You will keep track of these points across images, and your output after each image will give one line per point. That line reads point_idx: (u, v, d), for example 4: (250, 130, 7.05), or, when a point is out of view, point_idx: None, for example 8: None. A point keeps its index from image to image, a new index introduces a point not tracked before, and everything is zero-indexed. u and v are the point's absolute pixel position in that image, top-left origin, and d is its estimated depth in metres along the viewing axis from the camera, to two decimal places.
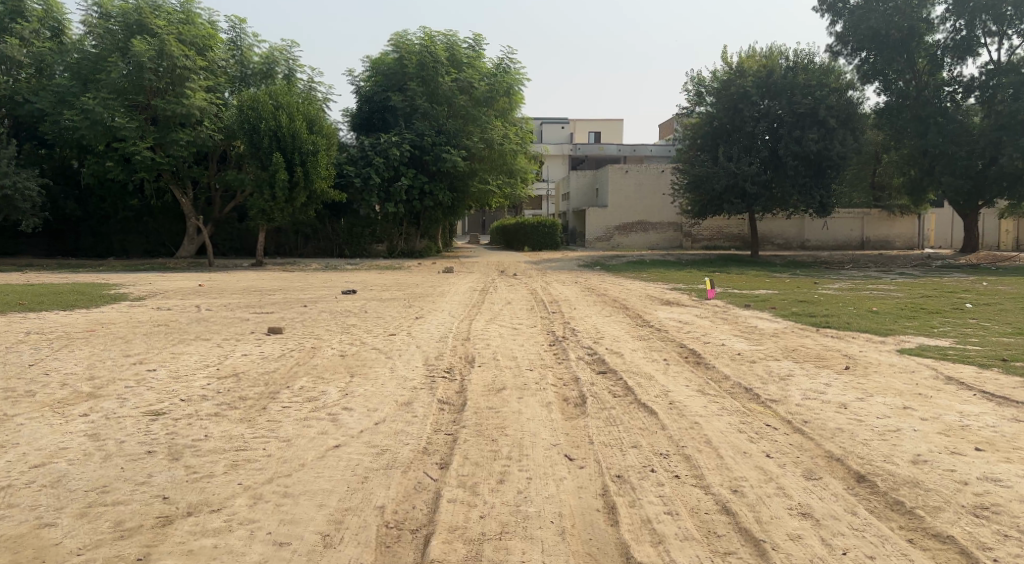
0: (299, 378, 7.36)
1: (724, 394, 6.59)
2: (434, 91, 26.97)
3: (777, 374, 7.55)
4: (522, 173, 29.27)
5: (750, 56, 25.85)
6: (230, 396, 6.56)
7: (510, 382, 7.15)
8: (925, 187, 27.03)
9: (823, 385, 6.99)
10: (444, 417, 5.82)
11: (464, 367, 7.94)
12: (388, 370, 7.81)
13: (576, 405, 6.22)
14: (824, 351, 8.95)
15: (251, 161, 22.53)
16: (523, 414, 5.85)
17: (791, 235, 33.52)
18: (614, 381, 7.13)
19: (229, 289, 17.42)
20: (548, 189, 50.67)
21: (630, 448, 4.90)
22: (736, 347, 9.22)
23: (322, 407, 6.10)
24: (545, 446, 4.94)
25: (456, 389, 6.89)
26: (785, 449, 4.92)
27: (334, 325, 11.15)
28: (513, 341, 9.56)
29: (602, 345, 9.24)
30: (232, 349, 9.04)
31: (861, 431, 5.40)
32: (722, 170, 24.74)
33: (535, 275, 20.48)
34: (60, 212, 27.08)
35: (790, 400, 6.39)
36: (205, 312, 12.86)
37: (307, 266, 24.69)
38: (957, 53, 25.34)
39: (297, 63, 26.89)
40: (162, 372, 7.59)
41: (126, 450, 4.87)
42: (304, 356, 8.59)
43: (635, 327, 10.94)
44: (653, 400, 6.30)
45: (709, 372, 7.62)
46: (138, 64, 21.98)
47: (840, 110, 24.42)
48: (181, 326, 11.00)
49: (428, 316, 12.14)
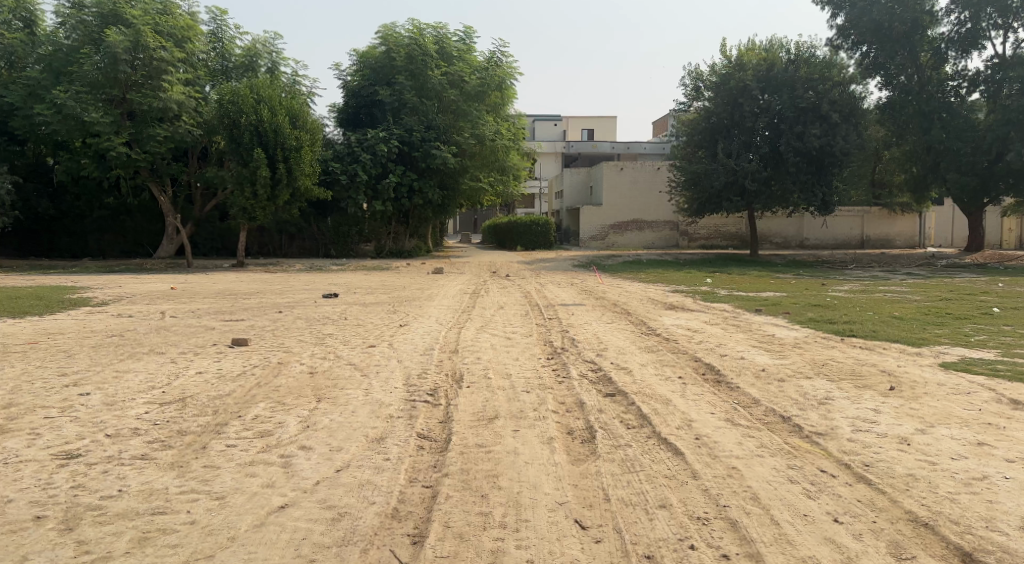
0: (256, 405, 6.25)
1: (760, 426, 5.51)
2: (423, 85, 25.82)
3: (813, 397, 6.48)
4: (515, 171, 28.14)
5: (751, 49, 24.68)
6: (169, 430, 5.47)
7: (504, 409, 6.04)
8: (929, 184, 26.09)
9: (872, 412, 5.94)
10: (423, 460, 4.75)
11: (450, 389, 6.87)
12: (362, 393, 6.72)
13: (584, 441, 5.13)
14: (857, 367, 7.87)
15: (232, 157, 21.36)
16: (519, 454, 4.79)
17: (790, 234, 32.54)
18: (626, 408, 6.06)
19: (203, 292, 16.28)
20: (541, 187, 49.62)
21: (658, 509, 3.92)
22: (758, 361, 8.14)
23: (275, 446, 5.01)
24: (549, 506, 3.94)
25: (439, 419, 5.80)
26: (855, 509, 3.92)
27: (308, 335, 10.04)
28: (506, 355, 8.48)
29: (606, 359, 8.19)
30: (185, 366, 7.93)
31: (940, 479, 4.35)
32: (721, 167, 23.77)
33: (529, 276, 19.39)
34: (33, 211, 25.76)
35: (839, 434, 5.32)
36: (170, 320, 11.71)
37: (290, 268, 23.46)
38: (963, 46, 24.33)
39: (281, 56, 25.67)
40: (97, 397, 6.48)
41: (7, 516, 3.82)
42: (267, 375, 7.49)
43: (640, 337, 9.86)
44: (675, 435, 5.24)
45: (734, 395, 6.56)
46: (112, 56, 20.74)
47: (844, 104, 23.44)
48: (137, 337, 9.85)
49: (413, 324, 11.04)
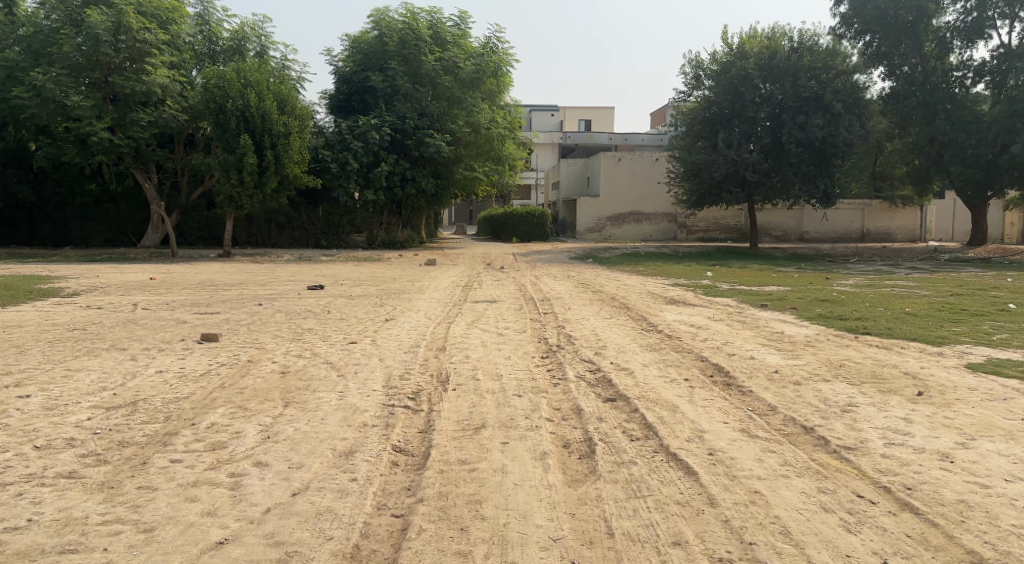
0: (213, 411, 5.59)
1: (780, 438, 4.88)
2: (416, 70, 25.00)
3: (834, 404, 5.82)
4: (510, 160, 27.41)
5: (752, 36, 23.90)
6: (109, 441, 4.83)
7: (492, 418, 5.37)
8: (932, 177, 25.36)
9: (904, 421, 5.31)
10: (396, 479, 4.11)
11: (434, 392, 6.21)
12: (335, 396, 6.06)
13: (581, 457, 4.48)
14: (876, 368, 7.23)
15: (218, 144, 20.64)
16: (507, 473, 4.15)
17: (790, 227, 31.88)
18: (630, 416, 5.39)
19: (182, 283, 15.59)
20: (538, 178, 48.89)
21: (672, 548, 3.36)
22: (770, 361, 7.48)
23: (226, 462, 4.39)
24: (542, 546, 3.37)
25: (418, 429, 5.14)
26: (906, 547, 3.37)
27: (285, 330, 9.36)
28: (497, 354, 7.82)
29: (606, 358, 7.52)
30: (145, 364, 7.28)
31: (998, 507, 3.74)
32: (721, 157, 23.08)
33: (523, 269, 18.72)
34: (13, 198, 24.99)
35: (872, 449, 4.66)
36: (142, 312, 11.03)
37: (277, 258, 22.70)
38: (969, 35, 23.62)
39: (270, 40, 24.83)
40: (38, 400, 5.85)
41: None
42: (235, 375, 6.85)
43: (641, 333, 9.20)
44: (685, 449, 4.58)
45: (747, 400, 5.92)
46: (93, 38, 19.94)
47: (847, 94, 22.73)
48: (101, 332, 9.19)
49: (399, 318, 10.37)
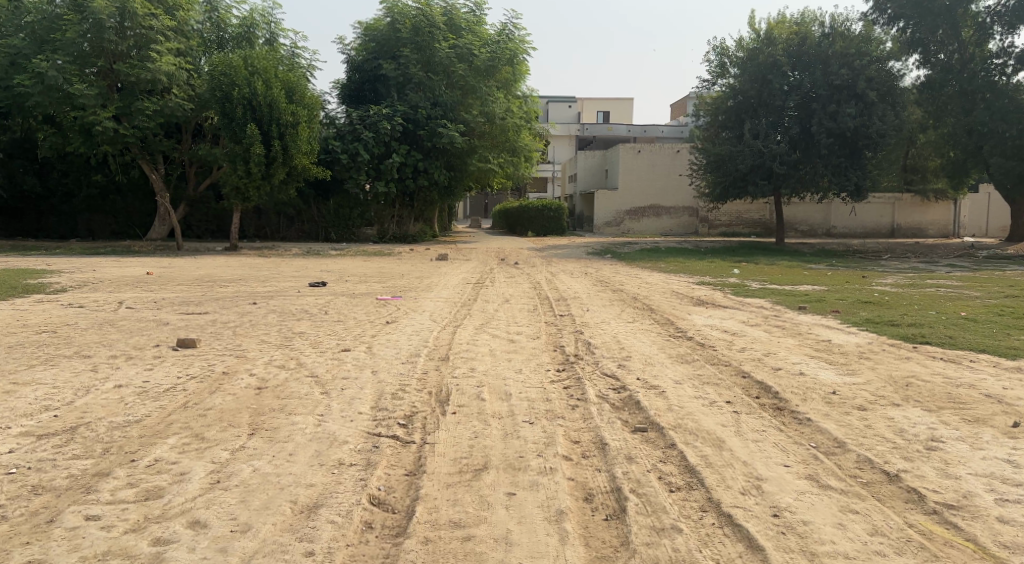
0: (163, 441, 4.63)
1: (862, 490, 3.87)
2: (429, 58, 24.05)
3: (916, 439, 4.76)
4: (526, 152, 26.25)
5: (781, 22, 22.62)
6: (21, 486, 3.88)
7: (497, 455, 4.37)
8: (970, 170, 23.96)
9: (1013, 465, 4.28)
10: (366, 553, 3.25)
11: (430, 417, 5.23)
12: (311, 422, 5.07)
13: (608, 519, 3.54)
14: (950, 389, 6.13)
15: (223, 134, 19.77)
16: (512, 547, 3.27)
17: (817, 221, 30.53)
18: (665, 454, 4.38)
19: (179, 278, 14.78)
20: (554, 171, 47.73)
21: None
22: (823, 379, 6.41)
23: (158, 518, 3.48)
24: None
25: (404, 470, 4.15)
26: None
27: (274, 335, 8.41)
28: (508, 366, 6.80)
29: (632, 374, 6.48)
30: (104, 377, 6.33)
31: None
32: (747, 148, 21.90)
33: (539, 265, 17.64)
34: (18, 189, 24.24)
35: (983, 508, 3.64)
36: (125, 312, 10.12)
37: (285, 252, 21.76)
38: (1011, 20, 22.11)
39: (279, 26, 24.01)
40: None
41: None
42: (202, 391, 5.89)
43: (670, 341, 8.13)
44: (743, 508, 3.60)
45: (807, 431, 4.89)
46: (97, 23, 19.08)
47: (881, 82, 21.42)
48: (72, 335, 8.28)
49: (401, 321, 9.39)
